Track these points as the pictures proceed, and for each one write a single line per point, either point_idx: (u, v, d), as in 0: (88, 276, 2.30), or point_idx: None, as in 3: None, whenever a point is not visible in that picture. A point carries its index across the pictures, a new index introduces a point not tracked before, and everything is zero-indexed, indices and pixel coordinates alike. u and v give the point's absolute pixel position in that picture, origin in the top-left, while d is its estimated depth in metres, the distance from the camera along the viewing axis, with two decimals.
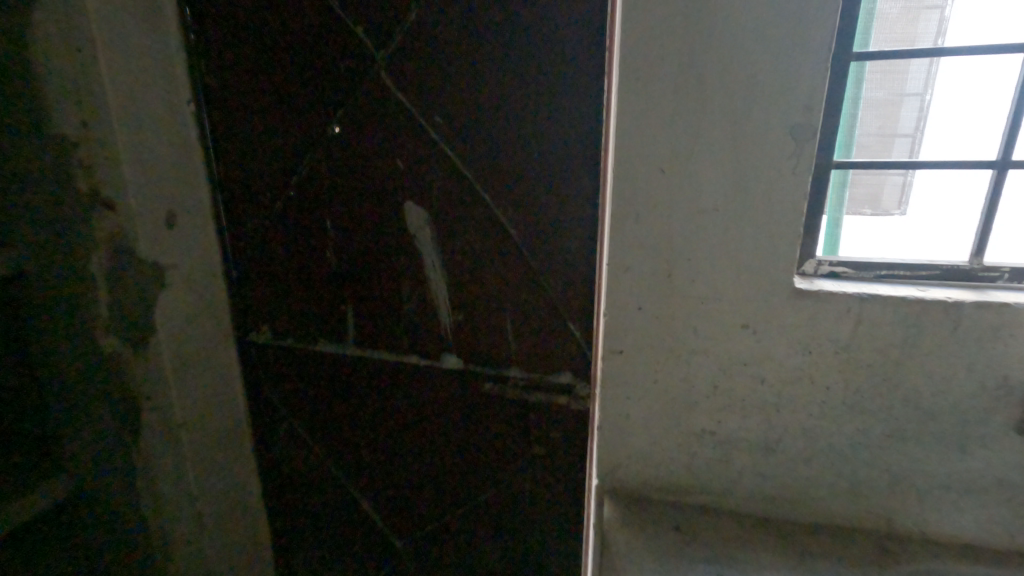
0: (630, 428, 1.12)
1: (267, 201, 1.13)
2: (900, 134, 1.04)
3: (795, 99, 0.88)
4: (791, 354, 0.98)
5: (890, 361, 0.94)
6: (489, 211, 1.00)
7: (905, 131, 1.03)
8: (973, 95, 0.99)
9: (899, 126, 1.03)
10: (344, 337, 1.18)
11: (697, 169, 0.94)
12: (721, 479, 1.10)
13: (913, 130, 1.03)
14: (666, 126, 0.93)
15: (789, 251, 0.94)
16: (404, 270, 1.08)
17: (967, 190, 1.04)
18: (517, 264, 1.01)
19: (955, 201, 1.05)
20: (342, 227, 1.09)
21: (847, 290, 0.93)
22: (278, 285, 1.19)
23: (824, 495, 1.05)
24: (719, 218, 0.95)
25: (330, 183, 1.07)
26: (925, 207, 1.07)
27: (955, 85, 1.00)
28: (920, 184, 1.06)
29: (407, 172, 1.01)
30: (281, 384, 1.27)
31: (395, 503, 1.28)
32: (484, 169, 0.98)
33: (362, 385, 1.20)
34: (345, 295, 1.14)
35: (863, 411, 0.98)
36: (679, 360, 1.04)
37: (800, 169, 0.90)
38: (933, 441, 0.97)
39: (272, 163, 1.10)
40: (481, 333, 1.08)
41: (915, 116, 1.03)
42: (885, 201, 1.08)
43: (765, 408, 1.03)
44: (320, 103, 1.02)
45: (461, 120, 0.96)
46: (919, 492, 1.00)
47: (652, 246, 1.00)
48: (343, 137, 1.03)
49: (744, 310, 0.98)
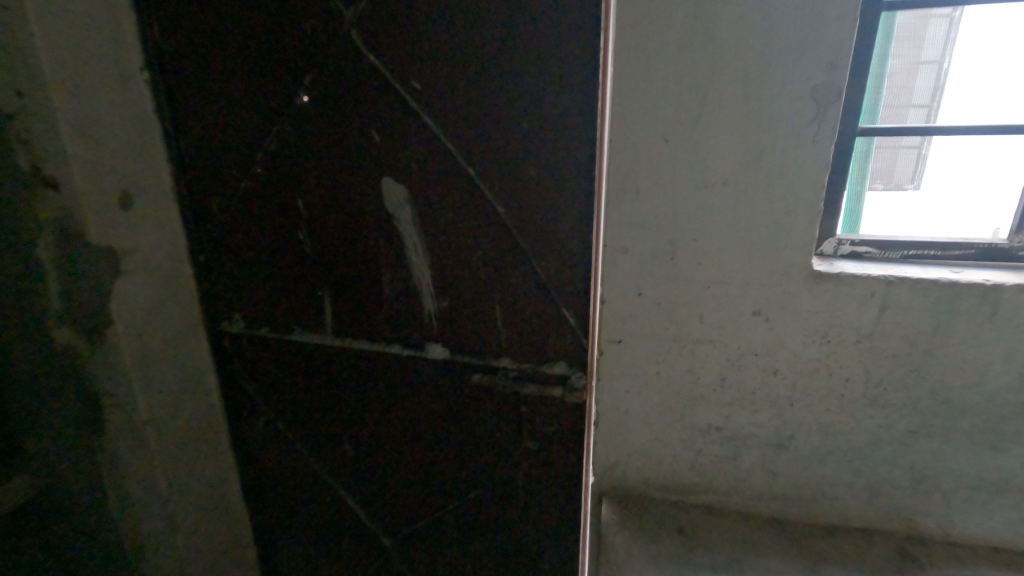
0: (630, 424, 0.99)
1: (234, 179, 1.03)
2: (915, 105, 0.88)
3: (820, 50, 0.73)
4: (807, 343, 0.86)
5: (917, 352, 0.83)
6: (473, 186, 0.90)
7: (921, 101, 0.88)
8: (996, 54, 0.85)
9: (915, 96, 0.87)
10: (322, 326, 1.10)
11: (704, 136, 0.79)
12: (728, 478, 0.97)
13: (930, 100, 0.88)
14: (667, 87, 0.79)
15: (808, 226, 0.80)
16: (383, 251, 0.99)
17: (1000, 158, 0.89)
18: (508, 246, 0.92)
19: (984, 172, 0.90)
20: (315, 205, 1.00)
21: (872, 273, 0.81)
22: (249, 269, 1.10)
23: (841, 494, 0.93)
24: (728, 192, 0.81)
25: (300, 159, 0.98)
26: (942, 180, 0.92)
27: (977, 45, 0.85)
28: (937, 156, 0.91)
29: (383, 145, 0.91)
30: (256, 375, 1.19)
31: (380, 499, 1.21)
32: (467, 140, 0.88)
33: (342, 378, 1.12)
34: (320, 281, 1.06)
35: (886, 405, 0.86)
36: (685, 353, 0.91)
37: (823, 135, 0.76)
38: (961, 438, 0.86)
39: (236, 136, 1.00)
40: (468, 320, 1.00)
41: (931, 84, 0.87)
42: (897, 174, 0.93)
43: (778, 403, 0.90)
44: (285, 69, 0.92)
45: (440, 85, 0.86)
46: (944, 491, 0.89)
47: (653, 224, 0.86)
48: (312, 107, 0.93)
49: (757, 294, 0.85)
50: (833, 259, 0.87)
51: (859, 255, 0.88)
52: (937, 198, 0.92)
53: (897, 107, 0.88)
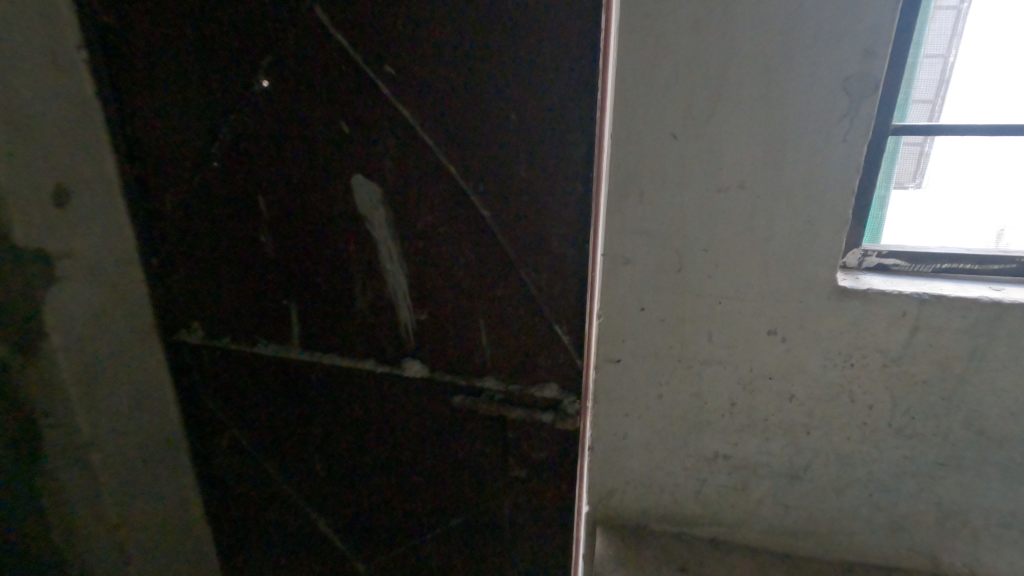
0: (628, 451, 0.90)
1: (187, 173, 0.91)
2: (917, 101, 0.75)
3: (854, 35, 0.63)
4: (827, 366, 0.77)
5: (951, 377, 0.74)
6: (455, 185, 0.79)
7: (923, 97, 0.75)
8: (1007, 46, 0.73)
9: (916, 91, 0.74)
10: (288, 338, 0.99)
11: (718, 133, 0.69)
12: (735, 510, 0.89)
13: (933, 97, 0.75)
14: (677, 75, 0.68)
15: (834, 236, 0.71)
16: (355, 257, 0.88)
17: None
18: (494, 255, 0.82)
19: (1002, 175, 0.79)
20: (278, 205, 0.89)
21: (903, 290, 0.72)
22: (206, 274, 0.98)
23: (858, 529, 0.85)
24: (744, 198, 0.71)
25: (259, 153, 0.86)
26: (947, 183, 0.79)
27: (985, 34, 0.72)
28: (942, 156, 0.78)
29: (352, 139, 0.80)
30: (217, 389, 1.08)
31: (354, 524, 1.11)
32: (447, 132, 0.76)
33: (310, 394, 1.02)
34: (285, 289, 0.95)
35: (912, 435, 0.78)
36: (691, 375, 0.82)
37: (855, 135, 0.66)
38: (996, 473, 0.77)
39: (187, 125, 0.88)
40: (450, 335, 0.90)
41: (935, 79, 0.74)
42: (897, 173, 0.79)
43: (793, 431, 0.81)
44: (240, 49, 0.80)
45: (416, 69, 0.74)
46: (974, 530, 0.80)
47: (658, 233, 0.76)
48: (271, 94, 0.81)
49: (774, 312, 0.76)
50: (857, 272, 0.78)
51: (885, 269, 0.79)
52: (967, 198, 0.79)
53: (927, 98, 0.75)
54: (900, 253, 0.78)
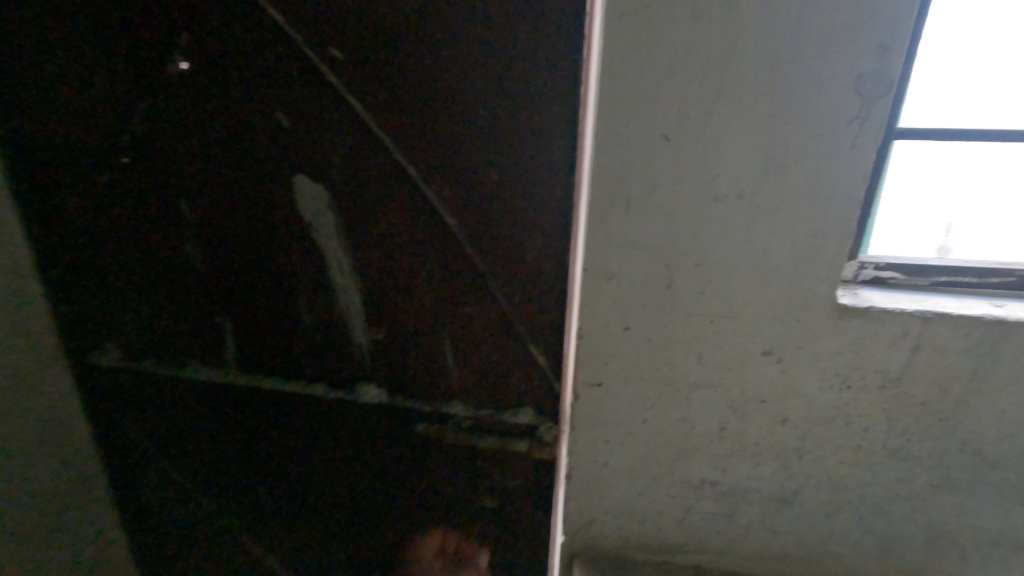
0: (609, 479, 0.83)
1: (89, 170, 0.76)
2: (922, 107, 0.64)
3: (866, 28, 0.55)
4: (824, 388, 0.71)
5: (949, 399, 0.70)
6: (416, 191, 0.68)
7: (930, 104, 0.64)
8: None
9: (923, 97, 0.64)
10: (223, 360, 0.87)
11: (717, 136, 0.60)
12: (721, 537, 0.84)
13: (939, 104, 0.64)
14: (673, 69, 0.58)
15: (838, 250, 0.64)
16: (300, 271, 0.77)
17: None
18: (461, 269, 0.73)
19: (1007, 195, 0.69)
20: (205, 210, 0.75)
21: (906, 307, 0.66)
22: (122, 287, 0.84)
23: (847, 553, 0.81)
24: (741, 208, 0.63)
25: (178, 147, 0.72)
26: (946, 199, 0.70)
27: (1006, 36, 0.61)
28: (944, 169, 0.68)
29: (292, 134, 0.68)
30: (141, 416, 0.94)
31: (306, 559, 1.00)
32: (406, 129, 0.65)
33: (250, 422, 0.90)
34: (218, 305, 0.82)
35: (907, 458, 0.74)
36: (678, 399, 0.75)
37: (865, 139, 0.59)
38: (989, 494, 0.74)
39: (86, 115, 0.72)
40: (411, 355, 0.80)
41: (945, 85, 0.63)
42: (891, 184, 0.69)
43: (785, 455, 0.76)
44: (143, 19, 0.64)
45: (367, 54, 0.62)
46: (963, 550, 0.78)
47: (646, 246, 0.67)
48: (191, 78, 0.67)
49: (770, 332, 0.69)
50: (854, 287, 0.72)
51: (883, 282, 0.72)
52: (997, 213, 0.70)
53: (970, 96, 0.64)
54: (900, 265, 0.72)
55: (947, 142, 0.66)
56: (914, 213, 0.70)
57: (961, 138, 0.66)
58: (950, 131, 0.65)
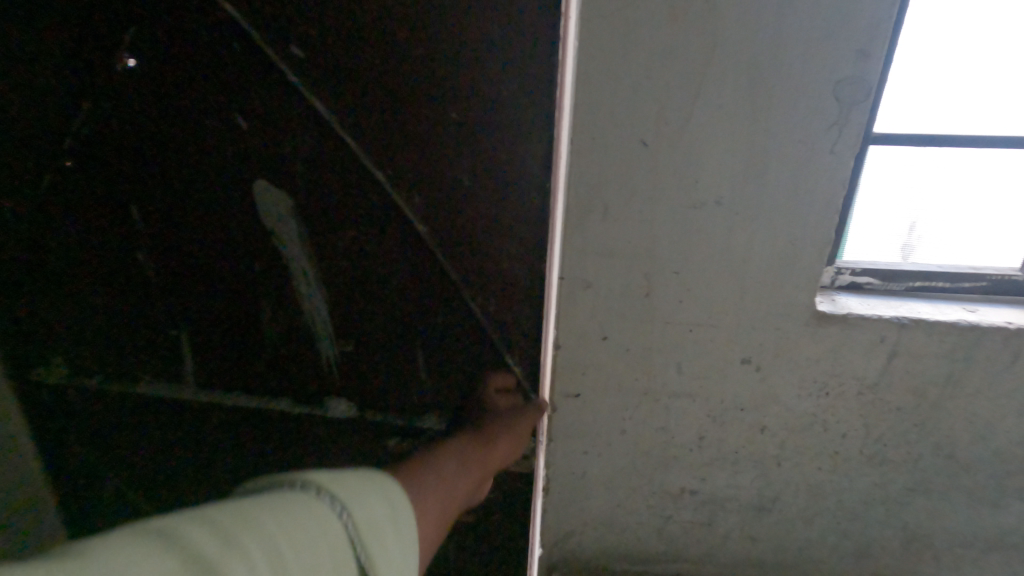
0: (589, 488, 0.82)
1: (26, 177, 0.70)
2: (903, 115, 0.64)
3: (848, 30, 0.52)
4: (802, 396, 0.71)
5: (924, 405, 0.70)
6: (386, 198, 0.65)
7: (911, 112, 0.64)
8: (1008, 57, 0.61)
9: (903, 106, 0.63)
10: (183, 375, 0.82)
11: (696, 142, 0.58)
12: (702, 546, 0.86)
13: (920, 112, 0.64)
14: (651, 73, 0.55)
15: (817, 257, 0.63)
16: (265, 283, 0.73)
17: (1011, 183, 0.67)
18: (434, 279, 0.70)
19: (986, 201, 0.68)
20: (159, 218, 0.71)
21: (882, 312, 0.65)
22: (69, 301, 0.79)
23: (823, 555, 0.84)
24: (720, 215, 0.62)
25: (126, 151, 0.67)
26: (926, 207, 0.69)
27: (984, 44, 0.60)
28: (925, 176, 0.67)
29: (252, 136, 0.64)
30: (96, 435, 0.89)
31: None
32: (373, 133, 0.62)
33: (214, 439, 0.86)
34: (177, 318, 0.78)
35: (883, 463, 0.74)
36: (657, 409, 0.74)
37: (843, 145, 0.57)
38: (961, 495, 0.76)
39: (20, 117, 0.66)
40: (384, 368, 0.77)
41: (926, 93, 0.62)
42: (872, 190, 0.68)
43: (763, 462, 0.76)
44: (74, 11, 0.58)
45: (329, 53, 0.58)
46: (936, 551, 0.81)
47: (624, 253, 0.65)
48: (137, 77, 0.61)
49: (748, 340, 0.68)
50: (831, 292, 0.72)
51: (859, 287, 0.73)
52: (978, 219, 0.70)
53: (949, 102, 0.63)
54: (877, 271, 0.72)
55: (926, 149, 0.66)
56: (894, 219, 0.70)
57: (940, 145, 0.65)
58: (929, 137, 0.65)
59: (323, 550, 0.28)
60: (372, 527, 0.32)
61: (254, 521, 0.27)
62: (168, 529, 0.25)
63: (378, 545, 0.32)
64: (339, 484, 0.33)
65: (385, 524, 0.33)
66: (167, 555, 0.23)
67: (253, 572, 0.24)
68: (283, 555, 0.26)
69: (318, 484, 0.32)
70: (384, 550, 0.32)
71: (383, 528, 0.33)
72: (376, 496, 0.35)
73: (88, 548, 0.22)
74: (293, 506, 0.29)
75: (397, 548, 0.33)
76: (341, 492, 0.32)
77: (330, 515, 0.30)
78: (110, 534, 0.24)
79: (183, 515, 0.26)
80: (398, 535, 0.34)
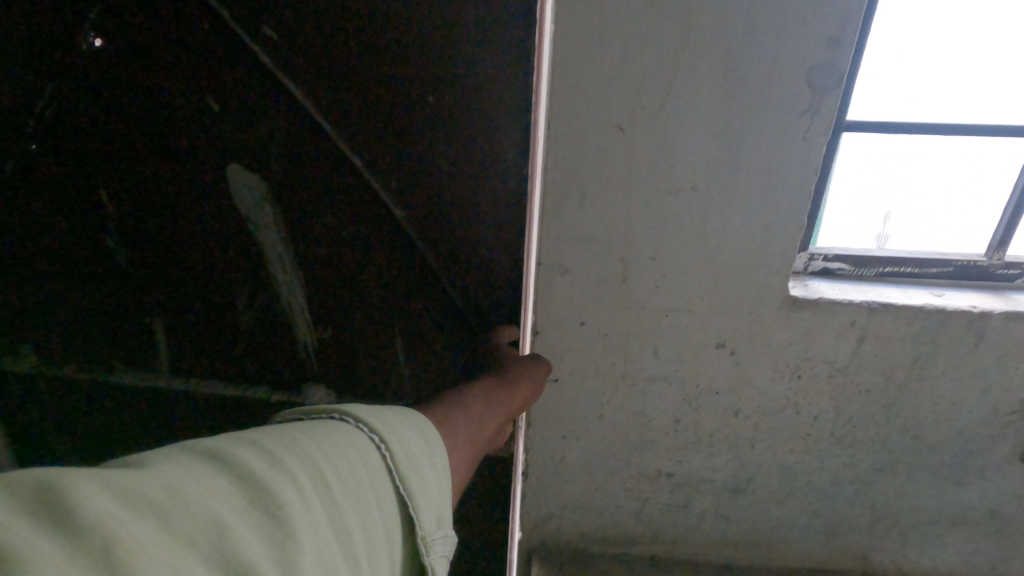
0: (567, 472, 0.83)
1: None
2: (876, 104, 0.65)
3: (818, 19, 0.53)
4: (775, 379, 0.72)
5: (892, 386, 0.72)
6: (363, 183, 0.65)
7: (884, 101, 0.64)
8: (977, 50, 0.62)
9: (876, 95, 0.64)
10: (160, 363, 0.81)
11: (671, 127, 0.58)
12: (678, 526, 0.87)
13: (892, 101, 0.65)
14: (626, 58, 0.55)
15: (791, 243, 0.64)
16: (242, 269, 0.73)
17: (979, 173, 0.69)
18: (412, 266, 0.70)
19: (955, 190, 0.70)
20: (131, 203, 0.69)
21: (852, 297, 0.67)
22: (35, 289, 0.76)
23: (794, 534, 0.86)
24: (696, 200, 0.62)
25: (94, 133, 0.65)
26: (896, 194, 0.71)
27: (955, 37, 0.61)
28: (897, 163, 0.69)
29: (225, 121, 0.63)
30: (72, 424, 0.88)
31: None
32: (349, 117, 0.61)
33: (195, 425, 0.86)
34: (151, 305, 0.77)
35: (852, 444, 0.76)
36: (634, 393, 0.75)
37: (815, 132, 0.58)
38: (927, 474, 0.78)
39: None
40: (365, 353, 0.78)
41: (898, 83, 0.64)
42: (845, 177, 0.69)
43: (738, 445, 0.78)
44: None
45: (304, 34, 0.57)
46: (902, 529, 0.84)
47: (601, 240, 0.65)
48: (104, 57, 0.60)
49: (723, 324, 0.69)
50: (804, 278, 0.74)
51: (830, 273, 0.74)
52: (945, 207, 0.71)
53: (920, 96, 0.64)
54: (848, 257, 0.74)
55: (898, 138, 0.67)
56: (867, 206, 0.72)
57: (911, 134, 0.67)
58: (901, 126, 0.66)
59: (364, 480, 0.28)
60: (412, 461, 0.31)
61: (296, 444, 0.26)
62: (216, 449, 0.25)
63: (416, 479, 0.31)
64: (379, 417, 0.32)
65: (425, 460, 0.32)
66: (215, 473, 0.23)
67: (300, 495, 0.24)
68: (323, 480, 0.26)
69: (357, 415, 0.31)
70: (424, 486, 0.31)
71: (424, 464, 0.32)
72: (415, 430, 0.33)
73: (143, 460, 0.23)
74: (333, 433, 0.28)
75: (437, 481, 0.32)
76: (381, 425, 0.31)
77: (369, 446, 0.29)
78: (162, 450, 0.24)
79: (230, 437, 0.26)
80: (439, 470, 0.33)
